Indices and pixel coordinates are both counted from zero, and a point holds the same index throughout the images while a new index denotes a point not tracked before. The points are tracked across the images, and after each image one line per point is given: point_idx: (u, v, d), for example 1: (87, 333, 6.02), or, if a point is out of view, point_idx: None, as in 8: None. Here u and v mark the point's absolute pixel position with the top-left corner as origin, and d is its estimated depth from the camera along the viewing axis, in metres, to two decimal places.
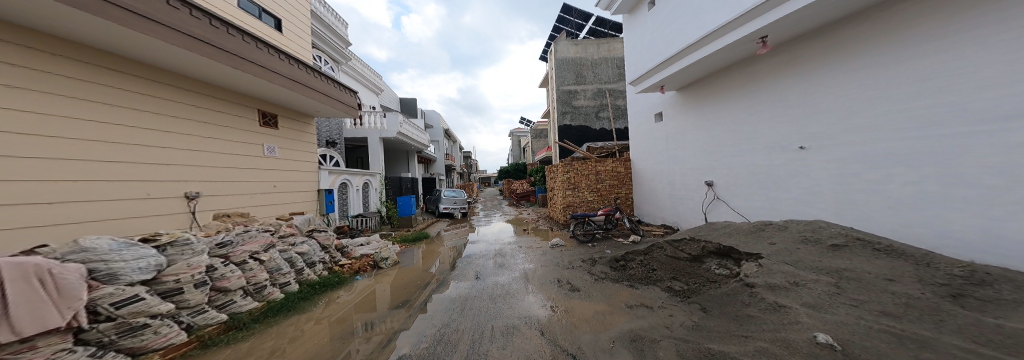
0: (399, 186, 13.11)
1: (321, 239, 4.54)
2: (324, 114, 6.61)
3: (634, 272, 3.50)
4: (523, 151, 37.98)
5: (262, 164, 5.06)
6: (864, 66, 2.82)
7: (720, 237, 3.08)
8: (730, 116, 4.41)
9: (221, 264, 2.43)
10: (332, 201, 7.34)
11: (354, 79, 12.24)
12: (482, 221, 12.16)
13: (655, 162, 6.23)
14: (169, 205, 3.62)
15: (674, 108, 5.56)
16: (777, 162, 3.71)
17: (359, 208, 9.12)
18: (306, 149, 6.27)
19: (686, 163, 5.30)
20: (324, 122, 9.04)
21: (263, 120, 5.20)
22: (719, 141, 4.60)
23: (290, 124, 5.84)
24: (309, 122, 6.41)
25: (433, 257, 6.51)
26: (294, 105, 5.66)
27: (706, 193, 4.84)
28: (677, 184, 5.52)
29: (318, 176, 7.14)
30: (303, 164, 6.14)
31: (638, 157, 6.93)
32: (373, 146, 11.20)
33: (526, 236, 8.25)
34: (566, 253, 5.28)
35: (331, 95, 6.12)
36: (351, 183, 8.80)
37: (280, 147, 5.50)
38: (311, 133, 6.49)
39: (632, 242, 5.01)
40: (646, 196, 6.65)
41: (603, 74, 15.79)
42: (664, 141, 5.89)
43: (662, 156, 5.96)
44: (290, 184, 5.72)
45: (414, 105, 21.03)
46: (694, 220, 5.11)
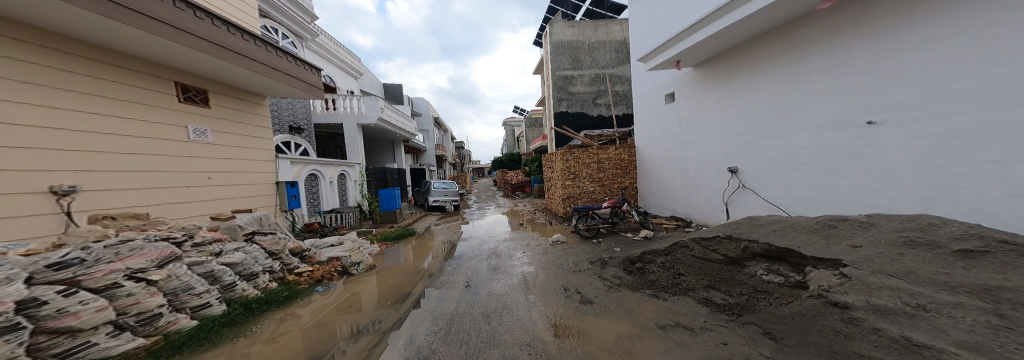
0: (382, 178, 12.11)
1: (264, 244, 3.64)
2: (279, 93, 5.71)
3: (655, 276, 2.97)
4: (516, 141, 37.13)
5: (184, 150, 4.20)
6: (969, 17, 2.26)
7: (765, 236, 2.48)
8: (763, 93, 3.89)
9: (55, 294, 1.67)
10: (295, 195, 6.45)
11: (324, 59, 11.04)
12: (475, 213, 11.39)
13: (666, 148, 5.67)
14: (20, 203, 2.70)
15: (692, 87, 4.95)
16: (834, 142, 3.15)
17: (332, 203, 8.19)
18: (254, 133, 5.49)
19: (706, 147, 4.73)
20: (280, 104, 7.92)
21: (186, 95, 4.31)
22: (748, 122, 4.09)
23: (231, 103, 5.02)
24: (257, 103, 5.60)
25: (416, 257, 5.74)
26: (234, 81, 4.84)
27: (730, 181, 4.36)
28: (695, 172, 4.97)
29: (276, 165, 6.10)
30: (246, 151, 5.25)
31: (643, 143, 6.34)
32: (348, 134, 10.10)
33: (523, 231, 7.66)
34: (570, 253, 4.74)
35: (286, 71, 5.27)
36: (322, 174, 7.79)
37: (213, 130, 4.67)
38: (260, 115, 5.69)
39: (644, 238, 4.51)
40: (655, 186, 6.10)
41: (600, 59, 15.08)
42: (674, 124, 5.36)
43: (673, 143, 5.42)
44: (235, 176, 4.98)
45: (398, 91, 19.69)
46: (717, 212, 4.60)
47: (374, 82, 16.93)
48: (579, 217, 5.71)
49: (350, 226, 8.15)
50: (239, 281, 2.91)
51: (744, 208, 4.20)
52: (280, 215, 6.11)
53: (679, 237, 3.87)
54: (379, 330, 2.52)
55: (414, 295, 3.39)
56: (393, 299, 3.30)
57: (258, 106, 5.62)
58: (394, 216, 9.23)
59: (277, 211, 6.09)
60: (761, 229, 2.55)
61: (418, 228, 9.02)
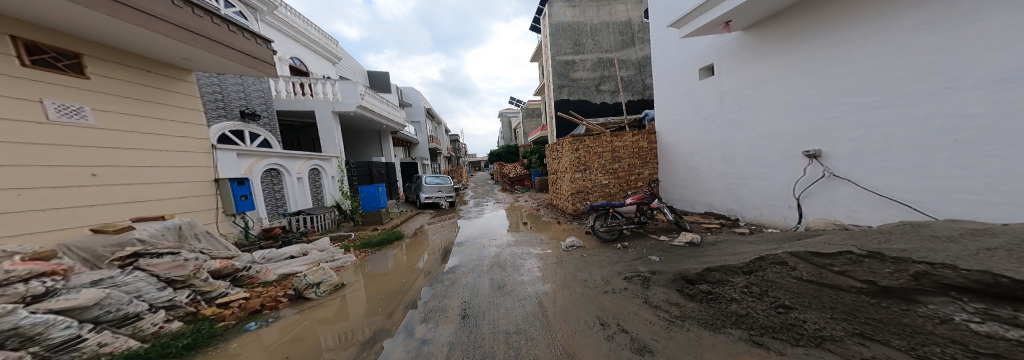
0: (368, 173, 11.01)
1: (156, 270, 2.80)
2: (206, 63, 5.03)
3: (743, 308, 2.07)
4: (513, 133, 36.13)
5: (37, 135, 3.30)
6: None
7: (961, 257, 1.49)
8: (837, 51, 3.28)
9: None
10: (241, 195, 5.59)
11: (287, 37, 9.80)
12: (473, 210, 10.46)
13: (700, 132, 5.11)
14: None
15: (741, 55, 4.31)
16: (992, 108, 2.39)
17: (299, 203, 7.14)
18: (164, 115, 4.69)
19: (764, 127, 4.08)
20: (225, 82, 6.74)
21: (43, 58, 3.47)
22: (818, 89, 3.48)
23: (120, 74, 4.17)
24: (166, 75, 4.79)
25: (415, 263, 4.98)
26: (119, 42, 4.01)
27: (806, 170, 3.67)
28: (750, 162, 4.34)
29: (209, 158, 5.31)
30: (152, 137, 4.48)
31: (674, 126, 5.73)
32: (321, 123, 8.99)
33: (525, 230, 6.87)
34: (591, 265, 4.01)
35: (212, 36, 4.65)
36: (284, 169, 6.75)
37: (92, 107, 3.82)
38: (174, 92, 4.92)
39: (690, 244, 3.58)
40: (692, 178, 5.48)
41: (604, 42, 14.13)
42: (713, 102, 4.80)
43: (716, 123, 4.79)
44: (126, 174, 4.06)
45: (386, 80, 18.27)
46: (782, 209, 4.02)
47: (357, 69, 15.61)
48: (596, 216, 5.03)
49: (322, 230, 7.09)
50: (91, 333, 2.10)
51: (822, 204, 3.60)
52: (223, 220, 5.35)
53: (741, 242, 3.03)
54: (376, 337, 2.54)
55: (390, 333, 2.58)
56: (365, 327, 2.77)
57: (169, 80, 4.83)
58: (380, 216, 8.12)
59: (219, 215, 5.31)
60: (947, 249, 1.57)
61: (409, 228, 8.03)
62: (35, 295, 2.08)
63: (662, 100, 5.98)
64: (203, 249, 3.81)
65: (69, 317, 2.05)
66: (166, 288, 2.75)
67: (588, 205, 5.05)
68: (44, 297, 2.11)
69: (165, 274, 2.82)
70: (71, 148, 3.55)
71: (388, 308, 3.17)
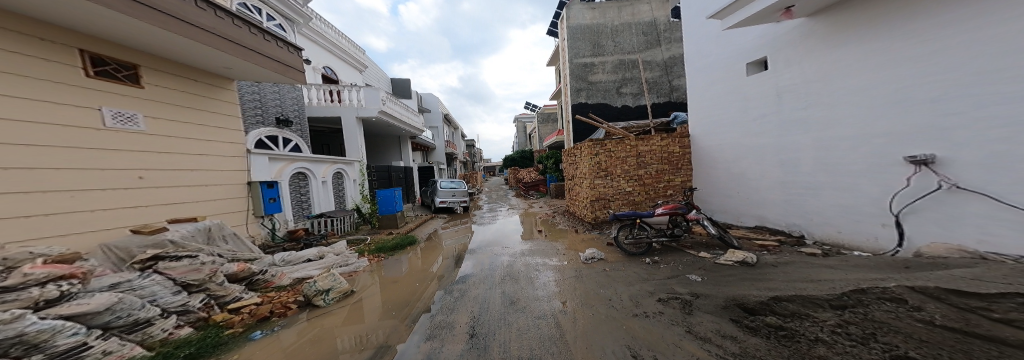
0: (387, 177, 11.17)
1: (173, 274, 2.56)
2: (249, 75, 5.05)
3: (836, 352, 1.53)
4: (529, 139, 36.02)
5: (102, 141, 3.25)
6: None
7: None
8: (931, 36, 2.71)
9: None
10: (271, 198, 5.43)
11: (319, 46, 10.25)
12: (487, 216, 10.22)
13: (754, 135, 4.48)
14: None
15: (806, 45, 3.72)
16: None
17: (323, 205, 7.26)
18: (208, 122, 4.62)
19: (837, 127, 3.46)
20: (265, 88, 6.91)
21: (101, 69, 3.36)
22: (911, 82, 2.88)
23: (176, 85, 4.15)
24: (213, 84, 4.76)
25: (434, 269, 4.86)
26: (173, 54, 3.95)
27: (910, 181, 2.93)
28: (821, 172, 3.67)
29: (244, 162, 5.20)
30: (197, 144, 4.39)
31: (716, 129, 5.11)
32: (347, 128, 9.25)
33: (541, 240, 6.49)
34: (617, 281, 3.55)
35: (256, 48, 4.68)
36: (312, 173, 6.90)
37: (143, 114, 3.70)
38: (219, 100, 4.86)
39: (742, 263, 2.98)
40: (739, 188, 4.83)
41: (625, 43, 13.71)
42: (764, 102, 4.27)
43: (770, 125, 4.22)
44: (172, 177, 3.96)
45: (406, 85, 18.85)
46: (871, 227, 3.28)
47: (381, 77, 16.26)
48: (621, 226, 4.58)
49: (341, 233, 7.13)
50: (96, 342, 1.77)
51: (933, 223, 2.86)
52: (251, 222, 5.19)
53: (815, 266, 2.45)
54: (388, 342, 2.43)
55: (394, 349, 2.28)
56: (387, 325, 2.79)
57: (219, 92, 4.84)
58: (395, 220, 8.06)
59: (249, 218, 5.19)
60: None
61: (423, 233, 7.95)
62: (48, 300, 1.78)
63: (702, 100, 5.40)
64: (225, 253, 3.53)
65: (75, 324, 1.74)
66: (180, 291, 2.52)
67: (611, 214, 4.63)
68: (59, 302, 1.82)
69: (181, 277, 2.57)
70: (123, 152, 3.42)
71: (406, 313, 3.11)
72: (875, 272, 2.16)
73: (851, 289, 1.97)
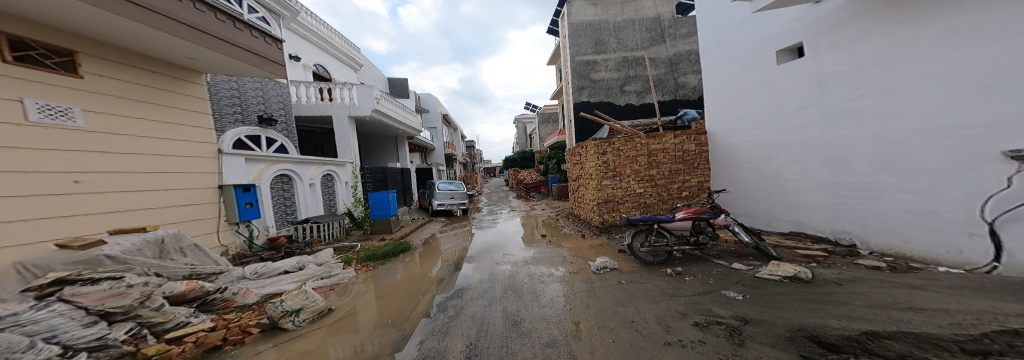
0: (382, 178, 10.68)
1: (86, 301, 2.11)
2: (218, 66, 4.63)
3: None
4: (529, 140, 35.71)
5: (24, 139, 2.77)
6: None
7: None
8: (1010, 12, 2.38)
9: None
10: (248, 202, 5.00)
11: (309, 43, 9.79)
12: (487, 219, 9.71)
13: (794, 128, 4.08)
14: None
15: (857, 28, 3.34)
16: None
17: (309, 210, 6.81)
18: (168, 118, 4.19)
19: (907, 117, 3.00)
20: (246, 83, 6.38)
21: (25, 54, 2.90)
22: (1009, 59, 2.40)
23: (127, 76, 3.72)
24: (173, 76, 4.32)
25: (428, 281, 4.41)
26: (125, 40, 3.53)
27: (1012, 181, 2.41)
28: (885, 170, 3.20)
29: (217, 163, 4.77)
30: (151, 141, 3.92)
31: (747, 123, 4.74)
32: (338, 128, 8.78)
33: (544, 246, 6.03)
34: (638, 298, 3.08)
35: (227, 37, 4.25)
36: (297, 175, 6.46)
37: (83, 108, 3.25)
38: (181, 94, 4.42)
39: (794, 279, 2.51)
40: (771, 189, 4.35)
41: (628, 40, 13.29)
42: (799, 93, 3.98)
43: (809, 118, 3.89)
44: (127, 177, 3.57)
45: (404, 85, 18.42)
46: (955, 238, 2.76)
47: (376, 76, 15.81)
48: (636, 232, 4.16)
49: (329, 239, 6.66)
50: None
51: None
52: (226, 229, 4.79)
53: (908, 289, 1.95)
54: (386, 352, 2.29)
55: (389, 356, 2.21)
56: (380, 340, 2.54)
57: (183, 86, 4.47)
58: (388, 225, 7.57)
59: (221, 225, 4.73)
60: None
61: (420, 237, 7.52)
62: None
63: (727, 92, 5.03)
64: (172, 272, 3.04)
65: None
66: (99, 321, 2.08)
67: (623, 218, 4.19)
68: None
69: (98, 306, 2.12)
70: (47, 153, 2.90)
71: (400, 322, 3.01)
72: (1009, 303, 1.64)
73: (995, 330, 1.41)
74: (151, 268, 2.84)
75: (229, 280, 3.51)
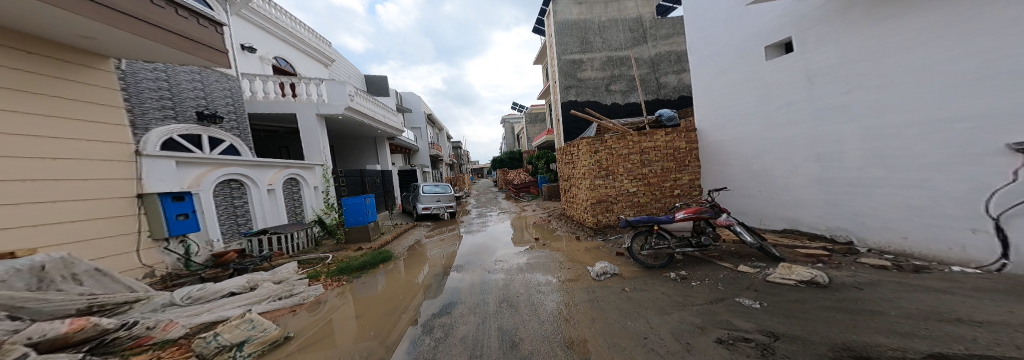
0: (358, 181, 9.86)
1: None
2: (125, 49, 3.99)
3: None
4: (516, 139, 35.48)
5: None
6: None
7: None
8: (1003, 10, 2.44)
9: None
10: (177, 215, 4.31)
11: (267, 34, 8.80)
12: (475, 222, 9.26)
13: (789, 124, 4.06)
14: None
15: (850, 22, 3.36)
16: None
17: (268, 220, 6.06)
18: (67, 110, 3.58)
19: (902, 113, 3.04)
20: (179, 72, 5.55)
21: None
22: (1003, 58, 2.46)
23: (10, 59, 3.16)
24: (65, 60, 3.65)
25: (412, 298, 3.96)
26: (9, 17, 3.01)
27: (1017, 175, 2.45)
28: (875, 165, 3.28)
29: (132, 167, 4.04)
30: (27, 139, 3.19)
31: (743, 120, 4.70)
32: (305, 127, 7.92)
33: (540, 250, 5.76)
34: (647, 309, 2.87)
35: (146, 16, 3.71)
36: (250, 181, 5.73)
37: None
38: (79, 82, 3.78)
39: (811, 283, 2.38)
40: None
41: (612, 40, 13.35)
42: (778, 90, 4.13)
43: (795, 114, 3.97)
44: (17, 189, 3.02)
45: (383, 83, 17.40)
46: (958, 234, 2.81)
47: (352, 72, 14.74)
48: (637, 234, 4.00)
49: (293, 253, 5.91)
50: None
51: None
52: (152, 247, 4.10)
53: (947, 295, 1.88)
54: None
55: None
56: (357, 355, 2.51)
57: (87, 73, 3.87)
58: (367, 233, 6.89)
59: (144, 243, 4.01)
60: None
61: (405, 243, 6.98)
62: None
63: (720, 89, 5.00)
64: (58, 306, 2.50)
65: None
66: None
67: (622, 221, 3.98)
68: None
69: None
70: None
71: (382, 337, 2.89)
72: None
73: None
74: (19, 304, 2.29)
75: (147, 310, 3.08)
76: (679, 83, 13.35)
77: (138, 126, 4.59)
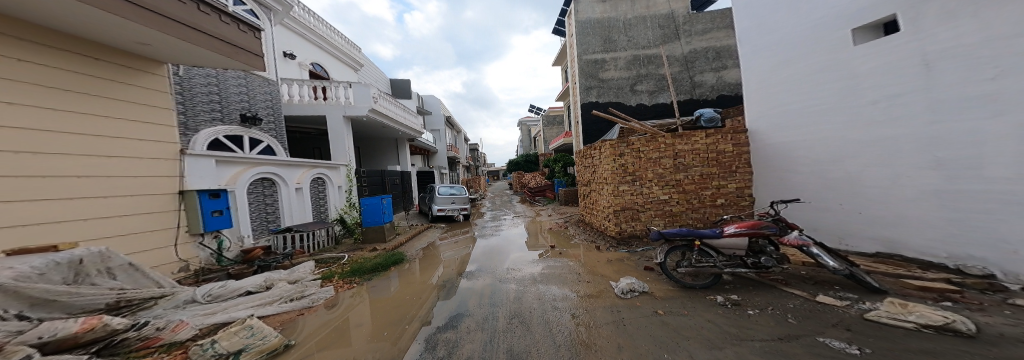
0: (378, 182, 10.05)
1: None
2: (183, 55, 4.07)
3: None
4: (535, 143, 35.14)
5: None
6: None
7: None
8: None
9: None
10: (213, 211, 4.34)
11: (304, 41, 9.36)
12: (489, 225, 8.94)
13: (863, 124, 3.20)
14: None
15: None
16: None
17: (295, 218, 6.19)
18: (113, 111, 3.54)
19: None
20: (226, 77, 5.82)
21: None
22: None
23: (57, 60, 3.10)
24: (127, 65, 3.73)
25: (421, 307, 3.68)
26: (56, 18, 2.92)
27: None
28: (997, 168, 2.40)
29: (177, 165, 4.14)
30: (80, 139, 3.21)
31: (798, 118, 3.86)
32: (332, 129, 8.23)
33: (554, 260, 5.27)
34: (689, 342, 2.28)
35: (188, 21, 3.65)
36: (281, 179, 5.87)
37: None
38: (138, 86, 3.86)
39: (962, 333, 1.65)
40: (842, 196, 3.51)
41: (639, 37, 12.59)
42: (853, 80, 3.25)
43: (869, 109, 3.15)
44: (56, 186, 2.97)
45: (406, 87, 18.03)
46: None
47: (377, 77, 15.41)
48: (671, 248, 3.40)
49: (314, 251, 6.00)
50: None
51: None
52: (187, 242, 4.15)
53: None
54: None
55: None
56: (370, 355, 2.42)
57: (136, 76, 3.84)
58: (382, 233, 6.89)
59: (180, 236, 4.07)
60: None
61: (418, 245, 6.90)
62: None
63: (768, 85, 4.20)
64: (90, 300, 2.45)
65: None
66: None
67: (653, 232, 3.46)
68: None
69: None
70: None
71: (395, 338, 2.81)
72: None
73: None
74: (53, 298, 2.23)
75: (169, 307, 2.99)
76: (718, 82, 12.16)
77: (188, 127, 4.81)
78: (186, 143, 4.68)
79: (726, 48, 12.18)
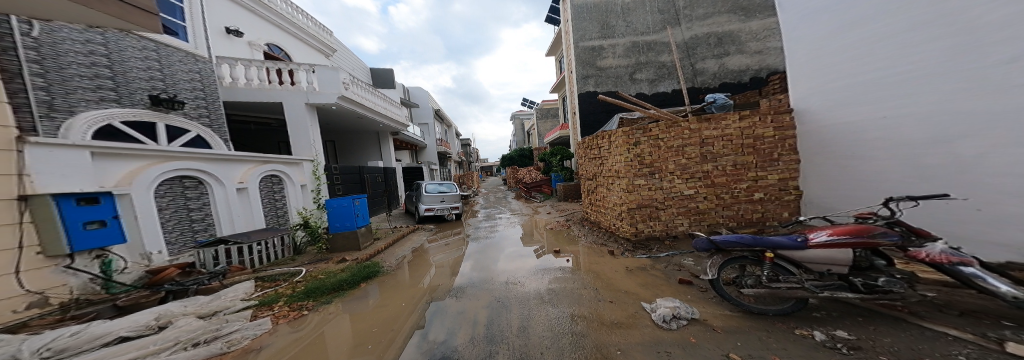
0: (356, 180, 8.81)
1: None
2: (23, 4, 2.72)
3: None
4: (528, 137, 34.26)
5: None
6: None
7: None
8: None
9: None
10: (76, 225, 3.12)
11: (255, 17, 7.89)
12: (483, 225, 7.93)
13: (991, 89, 2.42)
14: None
15: None
16: None
17: (238, 225, 4.97)
18: None
19: None
20: (124, 47, 4.56)
21: None
22: None
23: None
24: None
25: (390, 343, 2.64)
26: None
27: None
28: None
29: (16, 159, 2.84)
30: None
31: (892, 89, 3.03)
32: (292, 118, 6.87)
33: (564, 269, 4.40)
34: None
35: None
36: (212, 178, 4.62)
37: None
38: None
39: None
40: (937, 188, 2.80)
41: (638, 23, 11.80)
42: (962, 36, 2.54)
43: (993, 71, 2.40)
44: None
45: (390, 77, 16.68)
46: None
47: (354, 65, 14.00)
48: (730, 260, 2.67)
49: (260, 265, 4.80)
50: None
51: None
52: (44, 267, 2.98)
53: None
54: None
55: None
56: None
57: None
58: (356, 239, 5.70)
59: (26, 261, 2.88)
60: None
61: (402, 251, 5.84)
62: None
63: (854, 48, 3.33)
64: None
65: None
66: None
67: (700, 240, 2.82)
68: None
69: None
70: None
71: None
72: None
73: None
74: None
75: None
76: (720, 69, 11.60)
77: (58, 108, 3.71)
78: (54, 129, 3.62)
79: (728, 33, 11.56)
